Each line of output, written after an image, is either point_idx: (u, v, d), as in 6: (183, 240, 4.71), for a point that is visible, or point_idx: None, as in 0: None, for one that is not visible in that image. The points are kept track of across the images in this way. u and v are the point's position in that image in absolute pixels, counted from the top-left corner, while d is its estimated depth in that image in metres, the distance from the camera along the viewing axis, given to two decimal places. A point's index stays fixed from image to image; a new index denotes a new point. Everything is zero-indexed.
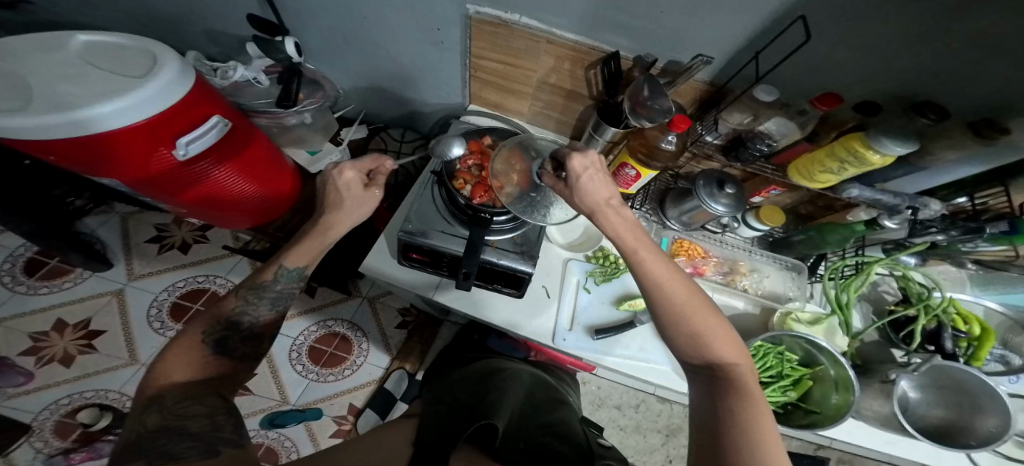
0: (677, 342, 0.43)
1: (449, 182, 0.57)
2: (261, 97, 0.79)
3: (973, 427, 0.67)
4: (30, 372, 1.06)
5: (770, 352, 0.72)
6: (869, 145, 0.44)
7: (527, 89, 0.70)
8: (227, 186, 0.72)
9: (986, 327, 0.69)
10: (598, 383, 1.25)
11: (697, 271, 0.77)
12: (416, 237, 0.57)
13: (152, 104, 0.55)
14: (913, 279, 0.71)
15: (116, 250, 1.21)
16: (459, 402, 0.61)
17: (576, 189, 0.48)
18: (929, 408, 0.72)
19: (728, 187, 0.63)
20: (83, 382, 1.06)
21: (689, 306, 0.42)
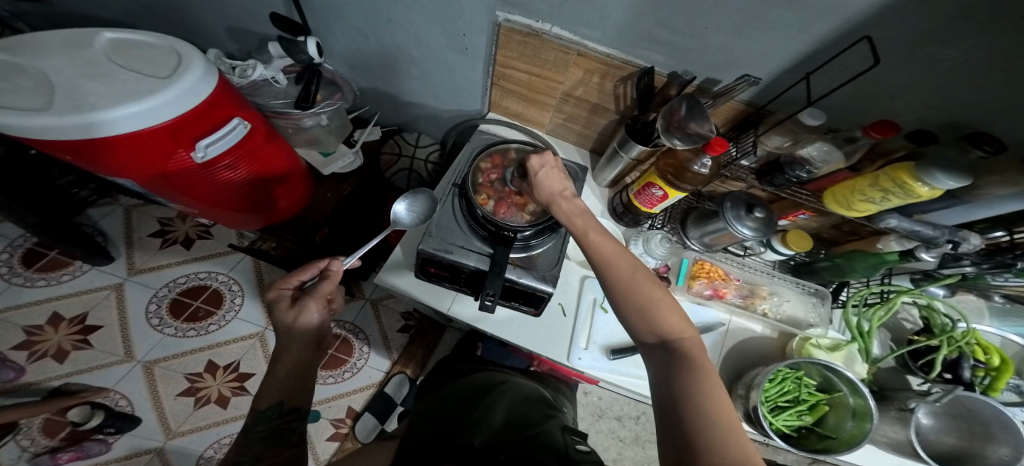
0: (626, 317, 0.42)
1: (473, 196, 0.55)
2: (279, 97, 0.77)
3: (983, 456, 0.64)
4: (21, 366, 1.02)
5: (788, 377, 0.70)
6: (919, 177, 0.43)
7: (550, 101, 0.69)
8: (236, 184, 0.70)
9: (1006, 358, 0.67)
10: (600, 394, 1.23)
11: (717, 294, 0.77)
12: (438, 251, 0.55)
13: (181, 103, 0.54)
14: (937, 309, 0.69)
15: (116, 243, 1.18)
16: (447, 409, 0.53)
17: (534, 184, 0.52)
18: (939, 435, 0.68)
19: (758, 211, 0.64)
20: (76, 378, 1.03)
21: (636, 278, 0.43)
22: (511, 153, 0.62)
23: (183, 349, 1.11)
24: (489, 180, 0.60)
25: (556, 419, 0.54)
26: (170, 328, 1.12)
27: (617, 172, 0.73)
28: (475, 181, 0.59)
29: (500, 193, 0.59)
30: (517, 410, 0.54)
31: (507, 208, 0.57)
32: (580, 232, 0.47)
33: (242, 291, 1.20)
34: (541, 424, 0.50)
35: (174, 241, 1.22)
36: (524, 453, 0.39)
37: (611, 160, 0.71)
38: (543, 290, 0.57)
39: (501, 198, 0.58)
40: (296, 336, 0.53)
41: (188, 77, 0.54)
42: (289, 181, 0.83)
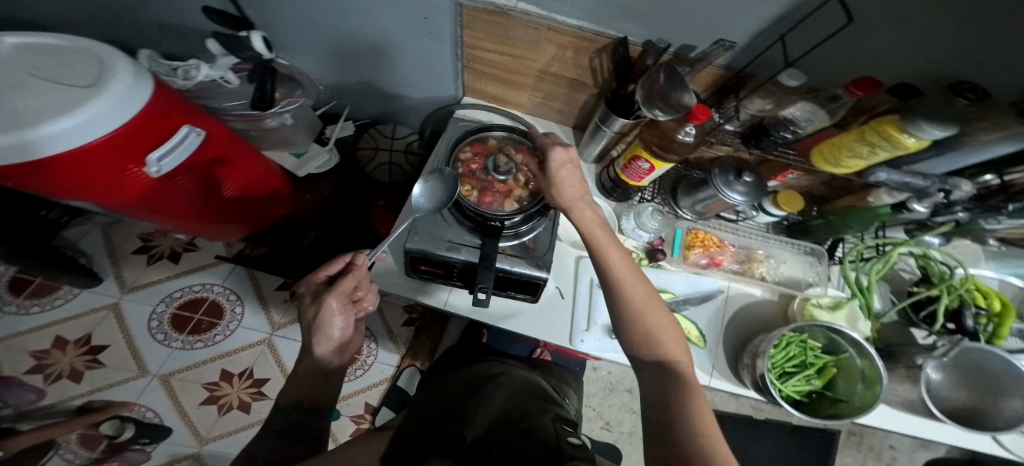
0: (629, 333, 0.43)
1: (455, 187, 0.55)
2: (233, 98, 0.76)
3: (996, 408, 0.66)
4: (40, 389, 1.04)
5: (793, 342, 0.71)
6: (904, 129, 0.42)
7: (527, 80, 0.66)
8: (200, 192, 0.68)
9: (1007, 302, 0.66)
10: (609, 369, 1.26)
11: (714, 263, 0.78)
12: (425, 249, 0.54)
13: (122, 114, 0.50)
14: (934, 258, 0.69)
15: (102, 263, 1.17)
16: (443, 404, 0.53)
17: (554, 181, 0.51)
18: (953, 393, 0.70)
19: (746, 175, 0.63)
20: (95, 396, 1.05)
21: (645, 298, 0.43)
22: (492, 139, 0.61)
23: (195, 360, 1.12)
24: (470, 170, 0.58)
25: (551, 411, 0.55)
26: (177, 341, 1.13)
27: (602, 146, 0.71)
28: (456, 173, 0.58)
29: (484, 182, 0.57)
30: (513, 404, 0.54)
31: (492, 196, 0.56)
32: (595, 243, 0.46)
33: (241, 300, 1.20)
34: (536, 418, 0.49)
35: (160, 256, 1.21)
36: (512, 446, 0.39)
37: (593, 135, 0.69)
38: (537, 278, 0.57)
39: (485, 188, 0.57)
40: (319, 335, 0.52)
41: (121, 80, 0.50)
42: (261, 186, 0.81)
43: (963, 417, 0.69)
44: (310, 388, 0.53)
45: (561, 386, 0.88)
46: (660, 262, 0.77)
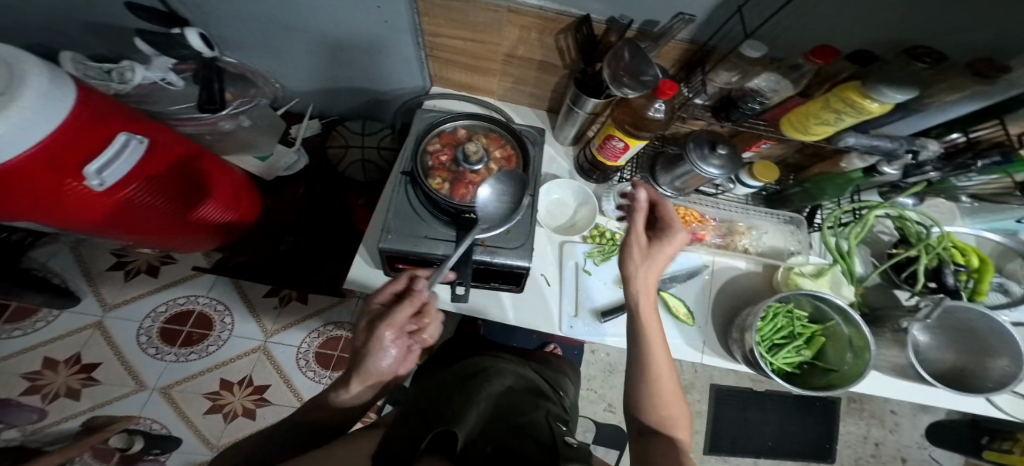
0: (648, 405, 0.49)
1: (426, 183, 0.49)
2: (178, 100, 0.77)
3: (984, 369, 0.67)
4: (41, 408, 1.04)
5: (781, 313, 0.72)
6: (869, 95, 0.42)
7: (494, 66, 0.64)
8: (157, 205, 0.68)
9: (986, 258, 0.66)
10: (606, 352, 1.38)
11: (696, 238, 0.78)
12: (400, 247, 0.52)
13: (42, 125, 0.48)
14: (910, 218, 0.69)
15: (78, 282, 1.15)
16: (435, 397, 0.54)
17: (641, 263, 0.53)
18: (941, 354, 0.71)
19: (721, 148, 0.63)
20: (98, 412, 1.05)
21: (672, 392, 0.50)
22: (461, 128, 0.57)
23: (193, 371, 1.12)
24: (440, 162, 0.52)
25: (542, 406, 0.56)
26: (170, 354, 1.13)
27: (576, 128, 0.70)
28: (425, 164, 0.52)
29: (456, 174, 0.52)
30: (505, 400, 0.55)
31: (466, 188, 0.52)
32: (647, 330, 0.51)
33: (229, 310, 1.19)
34: (531, 415, 0.50)
35: (137, 271, 1.18)
36: (508, 442, 0.40)
37: (567, 118, 0.68)
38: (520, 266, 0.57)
39: (458, 179, 0.52)
40: (365, 372, 0.44)
41: (33, 86, 0.47)
42: (221, 194, 0.81)
43: (954, 380, 0.70)
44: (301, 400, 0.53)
45: (556, 379, 0.88)
46: None
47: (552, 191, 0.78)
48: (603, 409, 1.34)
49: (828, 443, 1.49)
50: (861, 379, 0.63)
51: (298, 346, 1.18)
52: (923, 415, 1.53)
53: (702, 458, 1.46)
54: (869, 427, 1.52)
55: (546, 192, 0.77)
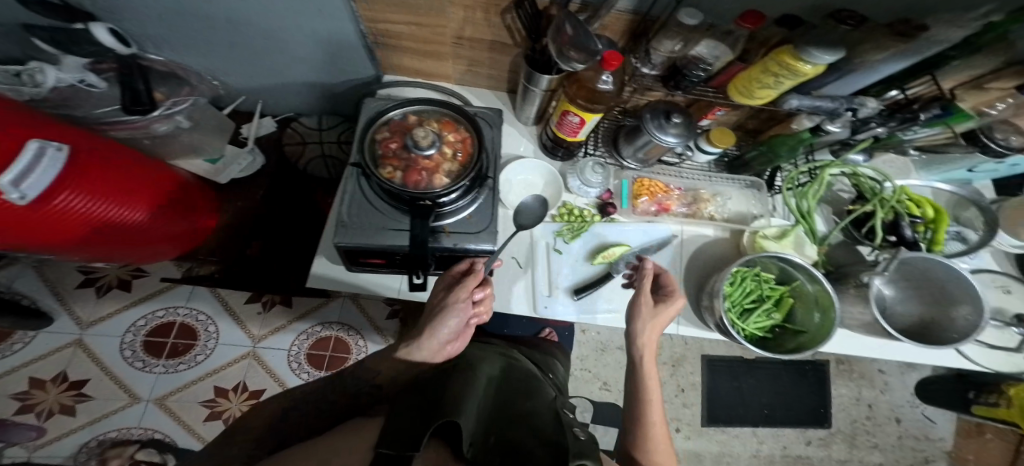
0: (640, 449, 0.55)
1: (376, 173, 0.48)
2: (100, 103, 0.71)
3: (951, 320, 0.66)
4: (38, 426, 1.06)
5: (747, 276, 0.74)
6: (801, 58, 0.43)
7: (445, 49, 0.63)
8: (98, 216, 0.65)
9: (940, 208, 0.67)
10: (598, 330, 1.42)
11: (663, 208, 0.80)
12: (356, 241, 0.51)
13: None
14: (864, 174, 0.70)
15: (49, 303, 1.13)
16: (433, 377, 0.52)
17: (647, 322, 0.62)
18: (906, 307, 0.72)
19: (675, 118, 0.66)
20: (95, 426, 1.07)
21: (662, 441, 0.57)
22: (410, 116, 0.55)
23: (185, 381, 1.14)
24: (390, 150, 0.51)
25: (541, 395, 0.56)
26: (158, 366, 1.14)
27: (536, 107, 0.70)
28: (375, 155, 0.50)
29: (408, 161, 0.51)
30: (505, 388, 0.55)
31: (420, 175, 0.51)
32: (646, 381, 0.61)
33: (211, 318, 1.20)
34: (534, 408, 0.49)
35: (108, 286, 1.17)
36: (511, 441, 0.39)
37: (523, 96, 0.68)
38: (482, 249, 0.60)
39: (410, 167, 0.51)
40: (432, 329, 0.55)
41: None
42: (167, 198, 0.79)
43: (922, 332, 0.70)
44: (279, 405, 0.54)
45: (546, 362, 0.90)
46: (613, 217, 0.80)
47: (517, 173, 0.78)
48: (599, 388, 1.37)
49: (819, 406, 1.55)
50: (832, 336, 0.64)
51: (288, 349, 1.22)
52: (910, 374, 1.59)
53: (700, 429, 1.51)
54: (859, 388, 1.57)
55: (509, 173, 0.77)
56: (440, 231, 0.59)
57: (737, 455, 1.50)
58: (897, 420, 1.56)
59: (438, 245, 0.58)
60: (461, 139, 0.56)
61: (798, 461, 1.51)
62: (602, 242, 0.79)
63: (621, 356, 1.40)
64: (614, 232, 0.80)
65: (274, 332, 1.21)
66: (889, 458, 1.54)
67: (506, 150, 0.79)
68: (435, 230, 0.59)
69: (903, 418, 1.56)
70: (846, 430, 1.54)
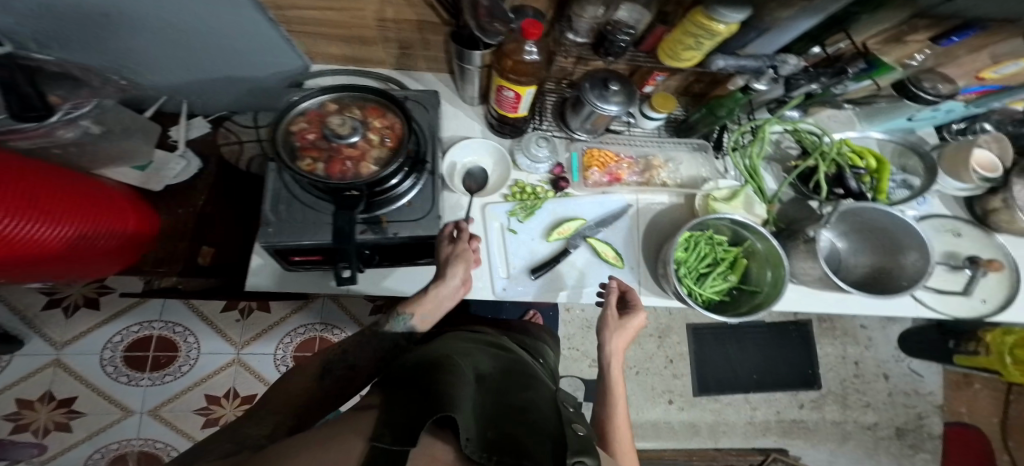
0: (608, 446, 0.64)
1: (293, 165, 0.45)
2: None
3: (901, 267, 0.69)
4: (39, 443, 1.11)
5: (699, 241, 0.78)
6: (711, 20, 0.48)
7: (371, 34, 0.61)
8: (32, 237, 0.53)
9: (880, 157, 0.71)
10: (583, 308, 1.43)
11: (614, 178, 0.84)
12: (277, 239, 0.48)
13: None
14: (805, 131, 0.74)
15: (18, 326, 1.13)
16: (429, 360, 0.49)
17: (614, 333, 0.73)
18: (857, 258, 0.75)
19: (612, 85, 0.72)
20: (94, 440, 1.12)
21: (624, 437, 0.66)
22: (330, 103, 0.52)
23: (175, 392, 1.18)
24: (307, 139, 0.48)
25: (540, 380, 0.53)
26: (144, 379, 1.17)
27: (476, 86, 0.72)
28: (291, 145, 0.47)
29: (330, 151, 0.48)
30: (502, 368, 0.53)
31: (343, 165, 0.49)
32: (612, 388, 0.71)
33: (186, 328, 1.22)
34: (531, 396, 0.44)
35: (75, 306, 1.17)
36: (512, 426, 0.36)
37: (462, 76, 0.69)
38: (425, 236, 0.60)
39: (332, 157, 0.48)
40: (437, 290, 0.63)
41: None
42: (115, 210, 0.67)
43: (875, 281, 0.72)
44: None
45: (535, 346, 0.89)
46: (567, 191, 0.83)
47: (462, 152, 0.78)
48: (588, 366, 1.40)
49: (808, 368, 1.56)
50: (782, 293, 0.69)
51: (274, 353, 1.25)
52: (893, 327, 1.60)
53: (693, 400, 1.52)
54: (844, 346, 1.58)
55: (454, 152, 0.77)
56: (377, 221, 0.58)
57: (733, 424, 1.52)
58: (885, 376, 1.58)
59: (378, 236, 0.57)
60: (390, 124, 0.54)
61: (792, 424, 1.53)
62: (557, 218, 0.82)
63: None
64: (568, 208, 0.83)
65: (258, 337, 1.25)
66: (882, 416, 1.56)
67: (449, 131, 0.78)
68: (371, 222, 0.57)
69: (892, 374, 1.58)
70: (838, 390, 1.56)
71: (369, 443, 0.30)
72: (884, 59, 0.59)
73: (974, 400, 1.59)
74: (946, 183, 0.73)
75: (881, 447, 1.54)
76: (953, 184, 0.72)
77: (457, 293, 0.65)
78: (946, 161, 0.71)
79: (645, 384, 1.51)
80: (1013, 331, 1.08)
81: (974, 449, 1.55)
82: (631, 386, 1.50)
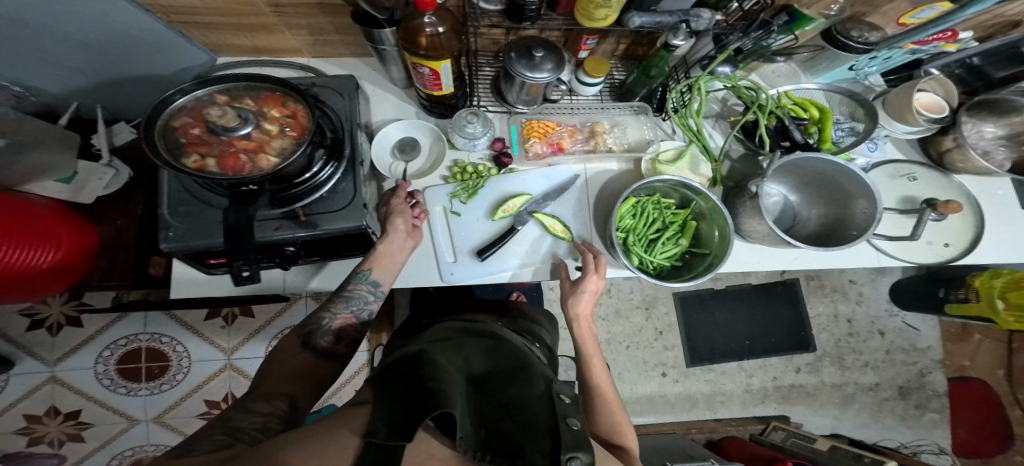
0: (598, 417, 0.61)
1: (174, 164, 0.44)
2: None
3: (852, 215, 0.68)
4: (56, 454, 1.18)
5: (647, 205, 0.78)
6: None
7: (270, 20, 0.61)
8: None
9: (823, 107, 0.70)
10: None
11: (557, 148, 0.82)
12: (176, 244, 0.50)
13: None
14: (744, 86, 0.72)
15: (10, 347, 1.17)
16: (418, 354, 0.49)
17: (576, 298, 0.72)
18: (810, 210, 0.74)
19: (538, 52, 0.70)
20: (106, 448, 1.19)
21: (613, 403, 0.63)
22: (219, 95, 0.50)
23: (174, 400, 1.23)
24: (196, 136, 0.47)
25: (536, 366, 0.53)
26: (143, 389, 1.22)
27: (398, 67, 0.71)
28: (177, 144, 0.46)
29: (222, 146, 0.47)
30: (495, 358, 0.53)
31: (236, 158, 0.47)
32: (589, 359, 0.68)
33: (174, 338, 1.25)
34: (526, 384, 0.45)
35: (58, 325, 1.20)
36: (504, 429, 0.36)
37: (383, 58, 0.68)
38: (345, 228, 0.59)
39: (223, 151, 0.47)
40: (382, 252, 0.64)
41: None
42: (46, 228, 0.67)
43: (829, 232, 0.71)
44: None
45: (532, 329, 0.89)
46: (511, 167, 0.82)
47: (393, 136, 0.78)
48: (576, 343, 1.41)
49: (801, 330, 1.52)
50: (727, 256, 0.69)
51: (264, 356, 1.28)
52: (882, 279, 1.56)
53: (686, 372, 1.48)
54: (835, 304, 1.55)
55: (385, 136, 0.77)
56: (295, 214, 0.57)
57: (731, 392, 1.49)
58: (880, 332, 1.54)
59: (294, 232, 0.56)
60: (294, 112, 0.52)
61: (791, 389, 1.50)
62: (503, 195, 0.81)
63: None
64: (512, 185, 0.81)
65: (248, 341, 1.28)
66: (883, 375, 1.52)
67: (380, 116, 0.78)
68: (289, 217, 0.56)
69: (887, 330, 1.54)
70: (833, 350, 1.52)
71: (368, 440, 0.31)
72: (803, 11, 0.64)
73: (975, 349, 1.55)
74: (896, 128, 0.73)
75: (885, 407, 1.51)
76: (903, 127, 0.72)
77: (406, 242, 0.66)
78: (891, 106, 0.72)
79: (636, 358, 1.47)
80: (1000, 274, 1.05)
81: (978, 398, 1.52)
82: (621, 361, 1.46)
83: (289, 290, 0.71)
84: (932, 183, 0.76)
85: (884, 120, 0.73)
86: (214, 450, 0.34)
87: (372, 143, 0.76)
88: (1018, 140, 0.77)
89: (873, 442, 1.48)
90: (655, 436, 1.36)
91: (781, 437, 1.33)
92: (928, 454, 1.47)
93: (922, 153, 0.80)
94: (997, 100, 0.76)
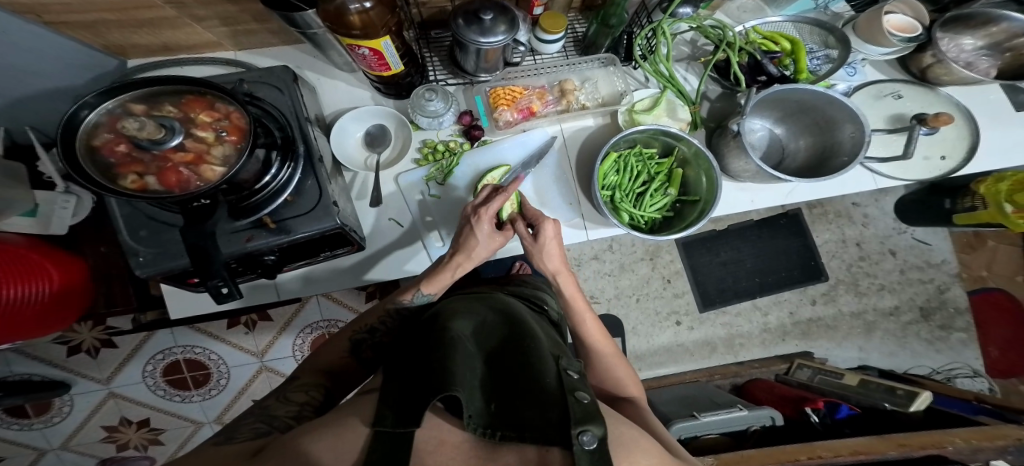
0: (601, 376, 0.63)
1: (112, 186, 0.46)
2: None
3: (841, 143, 0.70)
4: (144, 456, 1.34)
5: (630, 158, 0.75)
6: None
7: (166, 12, 0.66)
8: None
9: (794, 39, 0.77)
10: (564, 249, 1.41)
11: (528, 112, 0.80)
12: (150, 270, 0.57)
13: None
14: (708, 25, 0.75)
15: (58, 373, 1.25)
16: (418, 340, 0.48)
17: (539, 256, 0.69)
18: (797, 141, 0.78)
19: (486, 15, 0.65)
20: (185, 447, 1.35)
21: (611, 353, 0.65)
22: (137, 106, 0.51)
23: (224, 403, 1.35)
24: (124, 154, 0.48)
25: (538, 338, 0.52)
26: (195, 396, 1.34)
27: (339, 48, 0.75)
28: (109, 165, 0.48)
29: (156, 162, 0.49)
30: (494, 333, 0.52)
31: (173, 173, 0.49)
32: (578, 311, 0.68)
33: (206, 348, 1.31)
34: (534, 356, 0.44)
35: (95, 348, 1.25)
36: (513, 405, 0.36)
37: (317, 42, 0.72)
38: (313, 231, 0.60)
39: (159, 167, 0.49)
40: (470, 253, 0.68)
41: None
42: (33, 264, 0.76)
43: (819, 161, 0.75)
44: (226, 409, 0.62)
45: (534, 294, 0.84)
46: (483, 139, 0.81)
47: (352, 127, 0.78)
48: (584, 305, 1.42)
49: (813, 259, 1.46)
50: (716, 201, 0.67)
51: (291, 354, 1.36)
52: (885, 199, 1.49)
53: (700, 317, 1.46)
54: (841, 229, 1.48)
55: (342, 129, 0.76)
56: (262, 222, 0.58)
57: (748, 333, 1.46)
58: (891, 251, 1.48)
59: (264, 240, 0.58)
60: (225, 115, 0.53)
61: (810, 323, 1.46)
62: (480, 168, 0.81)
63: (597, 266, 1.45)
64: (486, 160, 0.81)
65: (274, 340, 1.34)
66: (902, 298, 1.47)
67: (336, 107, 0.82)
68: (257, 226, 0.58)
69: (898, 248, 1.48)
70: (847, 277, 1.47)
71: (375, 430, 0.31)
72: None
73: (990, 259, 1.49)
74: (870, 50, 0.78)
75: (910, 331, 1.46)
76: (875, 49, 0.77)
77: (490, 242, 0.68)
78: (863, 30, 0.76)
79: (648, 310, 1.45)
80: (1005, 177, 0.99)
81: (1002, 310, 1.48)
82: (634, 316, 1.45)
83: (280, 295, 0.75)
84: (918, 98, 0.84)
85: (857, 43, 0.78)
86: (247, 440, 0.39)
87: (331, 138, 0.75)
88: (1002, 47, 0.83)
89: (904, 370, 1.44)
90: (678, 386, 1.34)
91: (806, 376, 1.28)
92: (963, 378, 1.43)
93: (902, 71, 0.87)
94: (969, 14, 0.81)
